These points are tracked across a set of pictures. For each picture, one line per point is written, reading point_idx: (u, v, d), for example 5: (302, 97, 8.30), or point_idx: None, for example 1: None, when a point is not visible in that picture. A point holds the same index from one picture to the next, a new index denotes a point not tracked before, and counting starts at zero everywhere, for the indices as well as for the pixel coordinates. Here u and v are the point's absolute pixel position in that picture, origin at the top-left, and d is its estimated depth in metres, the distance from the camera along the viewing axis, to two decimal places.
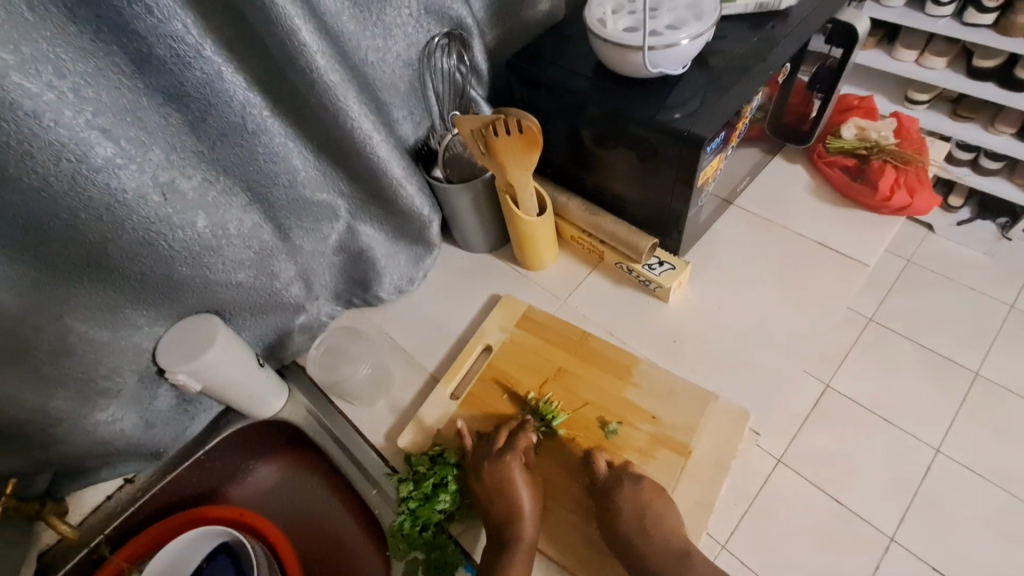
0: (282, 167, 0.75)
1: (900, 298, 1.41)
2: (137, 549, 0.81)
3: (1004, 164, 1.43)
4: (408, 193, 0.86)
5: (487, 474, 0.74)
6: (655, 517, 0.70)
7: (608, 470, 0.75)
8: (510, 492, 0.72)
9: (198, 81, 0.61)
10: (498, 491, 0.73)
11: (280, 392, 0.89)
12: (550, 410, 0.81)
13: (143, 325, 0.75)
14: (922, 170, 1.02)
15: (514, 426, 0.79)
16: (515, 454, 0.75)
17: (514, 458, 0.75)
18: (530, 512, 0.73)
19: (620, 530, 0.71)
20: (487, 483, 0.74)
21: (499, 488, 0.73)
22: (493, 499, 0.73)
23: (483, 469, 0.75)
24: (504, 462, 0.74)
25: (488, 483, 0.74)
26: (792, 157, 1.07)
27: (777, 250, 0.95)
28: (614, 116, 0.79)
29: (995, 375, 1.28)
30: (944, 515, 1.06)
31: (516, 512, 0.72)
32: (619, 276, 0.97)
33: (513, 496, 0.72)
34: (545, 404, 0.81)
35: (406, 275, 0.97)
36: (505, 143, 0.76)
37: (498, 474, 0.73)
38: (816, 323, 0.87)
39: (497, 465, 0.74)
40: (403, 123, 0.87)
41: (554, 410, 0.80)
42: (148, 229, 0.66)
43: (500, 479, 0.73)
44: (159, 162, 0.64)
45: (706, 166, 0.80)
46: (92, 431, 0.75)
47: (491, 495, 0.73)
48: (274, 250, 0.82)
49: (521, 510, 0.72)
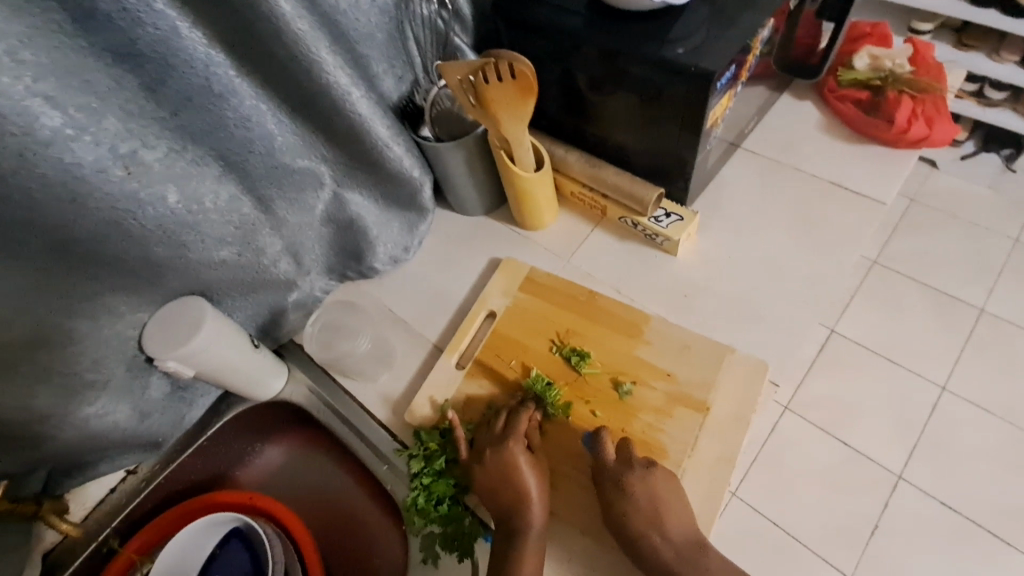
0: (256, 132, 0.69)
1: (905, 238, 1.36)
2: (149, 540, 0.79)
3: (1009, 94, 1.34)
4: (395, 154, 0.81)
5: (491, 462, 0.71)
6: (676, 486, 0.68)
7: (610, 451, 0.70)
8: (518, 480, 0.70)
9: (151, 38, 0.55)
10: (506, 478, 0.70)
11: (279, 372, 0.86)
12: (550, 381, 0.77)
13: (125, 312, 0.70)
14: (939, 99, 0.97)
15: (514, 407, 0.76)
16: (516, 439, 0.72)
17: (517, 442, 0.72)
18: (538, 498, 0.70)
19: (627, 513, 0.67)
20: (491, 472, 0.71)
21: (502, 476, 0.70)
22: (498, 486, 0.70)
23: (485, 455, 0.72)
24: (505, 447, 0.71)
25: (494, 473, 0.71)
26: (801, 94, 1.00)
27: (788, 194, 0.91)
28: (614, 56, 0.72)
29: (1000, 310, 1.25)
30: (949, 451, 1.10)
31: (522, 494, 0.69)
32: (623, 231, 0.92)
33: (517, 481, 0.70)
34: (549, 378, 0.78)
35: (401, 243, 0.93)
36: (497, 91, 0.70)
37: (501, 461, 0.70)
38: (832, 268, 0.83)
39: (499, 451, 0.71)
40: (385, 78, 0.80)
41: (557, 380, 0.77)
42: (114, 207, 0.60)
43: (502, 466, 0.70)
44: (117, 131, 0.57)
45: (716, 107, 0.74)
46: (84, 427, 0.71)
47: (501, 484, 0.70)
48: (256, 224, 0.77)
49: (531, 499, 0.69)
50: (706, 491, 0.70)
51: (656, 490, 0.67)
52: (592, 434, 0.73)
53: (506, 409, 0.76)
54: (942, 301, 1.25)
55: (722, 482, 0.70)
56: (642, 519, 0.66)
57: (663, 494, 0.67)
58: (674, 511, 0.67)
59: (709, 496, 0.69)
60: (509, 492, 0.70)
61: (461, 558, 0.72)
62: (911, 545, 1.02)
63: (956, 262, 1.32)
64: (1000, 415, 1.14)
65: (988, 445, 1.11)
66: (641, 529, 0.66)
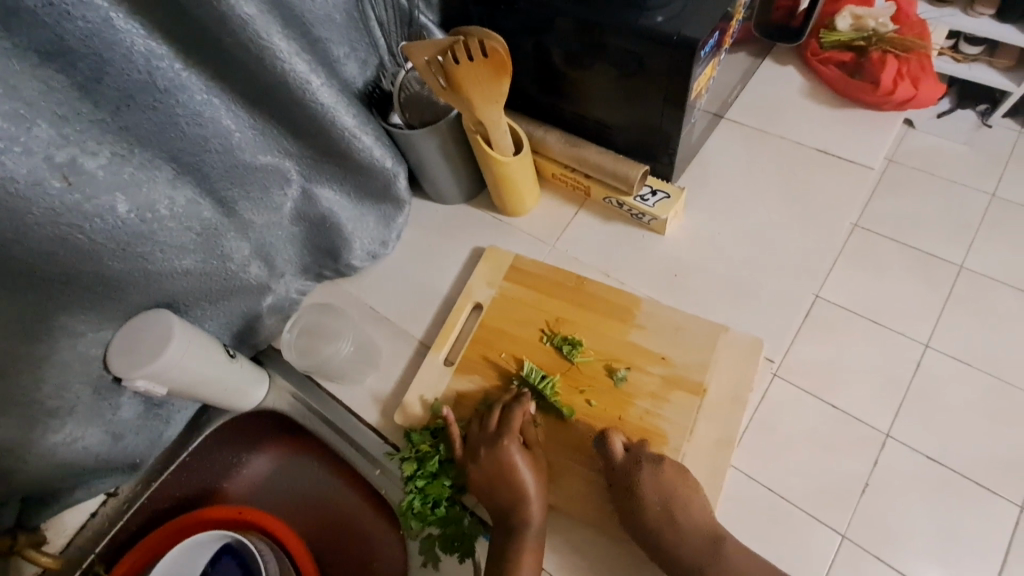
0: (211, 129, 0.64)
1: (886, 199, 1.35)
2: (135, 563, 0.76)
3: (985, 47, 1.34)
4: (365, 145, 0.76)
5: (485, 461, 0.69)
6: (678, 471, 0.67)
7: (611, 441, 0.69)
8: (515, 479, 0.68)
9: (81, 32, 0.49)
10: (503, 478, 0.68)
11: (259, 379, 0.82)
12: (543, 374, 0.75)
13: (85, 332, 0.65)
14: (925, 57, 0.94)
15: (508, 401, 0.73)
16: (511, 436, 0.69)
17: (512, 440, 0.69)
18: (537, 494, 0.68)
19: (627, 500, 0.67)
20: (485, 471, 0.69)
21: (499, 475, 0.68)
22: (495, 485, 0.68)
23: (479, 453, 0.70)
24: (500, 445, 0.69)
25: (489, 472, 0.69)
26: (782, 58, 0.97)
27: (774, 164, 0.88)
28: (592, 29, 0.68)
29: (980, 266, 1.26)
30: (936, 407, 1.11)
31: (520, 491, 0.68)
32: (609, 212, 0.89)
33: (514, 480, 0.68)
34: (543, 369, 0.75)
35: (378, 237, 0.88)
36: (468, 71, 0.65)
37: (497, 460, 0.68)
38: (821, 236, 0.82)
39: (493, 450, 0.69)
40: (347, 63, 0.74)
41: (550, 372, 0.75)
42: (57, 223, 0.55)
43: (498, 465, 0.68)
44: (51, 139, 0.52)
45: (700, 76, 0.71)
46: (52, 455, 0.67)
47: (498, 484, 0.68)
48: (220, 228, 0.72)
49: (528, 495, 0.68)
50: (707, 474, 0.69)
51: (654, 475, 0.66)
52: (600, 437, 0.71)
53: (498, 405, 0.73)
54: (920, 260, 1.24)
55: (723, 464, 0.69)
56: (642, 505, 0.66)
57: (664, 479, 0.67)
58: (674, 495, 0.66)
59: (709, 478, 0.68)
60: (506, 493, 0.68)
61: (463, 558, 0.71)
62: (902, 500, 1.03)
63: (937, 219, 1.31)
64: (984, 369, 1.15)
65: (973, 399, 1.13)
66: (641, 513, 0.66)
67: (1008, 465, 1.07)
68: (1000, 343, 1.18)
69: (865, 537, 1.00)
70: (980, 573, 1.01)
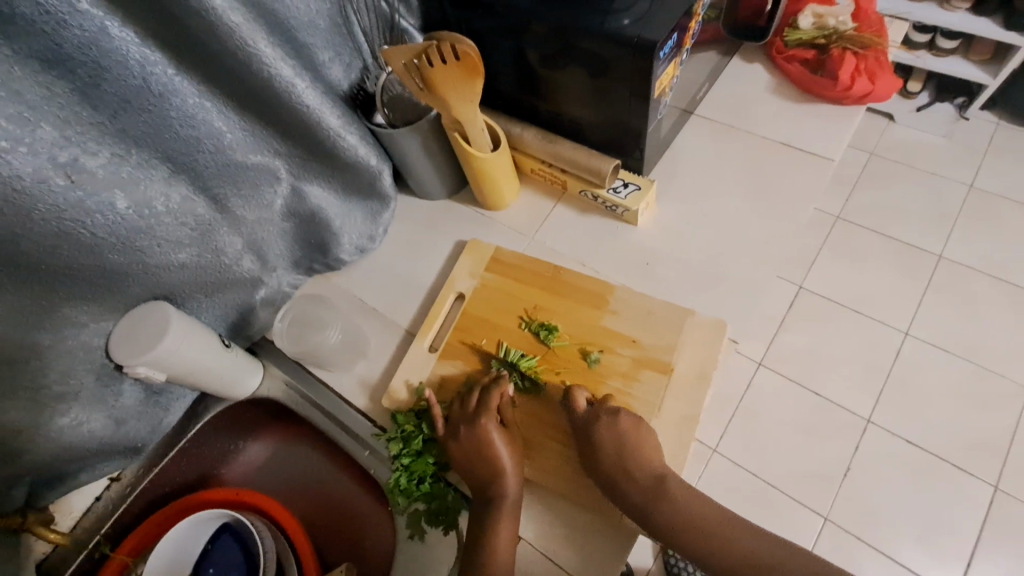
0: (203, 130, 0.68)
1: (865, 192, 1.39)
2: (140, 542, 0.81)
3: (960, 42, 1.36)
4: (350, 143, 0.80)
5: (465, 439, 0.73)
6: (651, 441, 0.71)
7: (587, 409, 0.73)
8: (492, 456, 0.72)
9: (79, 41, 0.53)
10: (481, 454, 0.72)
11: (254, 368, 0.87)
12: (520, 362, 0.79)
13: (87, 322, 0.70)
14: (880, 53, 1.04)
15: (487, 384, 0.78)
16: (489, 414, 0.74)
17: (489, 418, 0.74)
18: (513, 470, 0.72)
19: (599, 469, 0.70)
20: (466, 449, 0.73)
21: (478, 452, 0.72)
22: (475, 463, 0.72)
23: (460, 432, 0.74)
24: (479, 425, 0.73)
25: (469, 450, 0.73)
26: (751, 56, 1.02)
27: (743, 159, 0.93)
28: (561, 31, 0.73)
29: (958, 256, 1.30)
30: (914, 392, 1.17)
31: (498, 467, 0.72)
32: (585, 205, 0.94)
33: (493, 457, 0.72)
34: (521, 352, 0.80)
35: (366, 232, 0.93)
36: (442, 73, 0.69)
37: (476, 438, 0.72)
38: (787, 226, 0.86)
39: (473, 430, 0.73)
40: (332, 67, 0.79)
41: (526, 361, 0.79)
42: (61, 218, 0.60)
43: (477, 442, 0.73)
44: (54, 140, 0.56)
45: (662, 75, 0.75)
46: (58, 438, 0.71)
47: (478, 460, 0.72)
48: (213, 223, 0.77)
49: (506, 470, 0.72)
50: (674, 445, 0.73)
51: (623, 446, 0.70)
52: (566, 396, 0.75)
53: (478, 387, 0.78)
54: (899, 250, 1.31)
55: (689, 436, 0.73)
56: (619, 476, 0.69)
57: (635, 454, 0.70)
58: (646, 463, 0.69)
59: (678, 448, 0.73)
60: (485, 471, 0.72)
61: (447, 531, 0.76)
62: (881, 482, 1.11)
63: (914, 211, 1.36)
64: (960, 354, 1.20)
65: (947, 383, 1.18)
66: (615, 480, 0.69)
67: (978, 445, 1.13)
68: (974, 328, 1.22)
69: (847, 520, 1.09)
70: (954, 549, 1.07)
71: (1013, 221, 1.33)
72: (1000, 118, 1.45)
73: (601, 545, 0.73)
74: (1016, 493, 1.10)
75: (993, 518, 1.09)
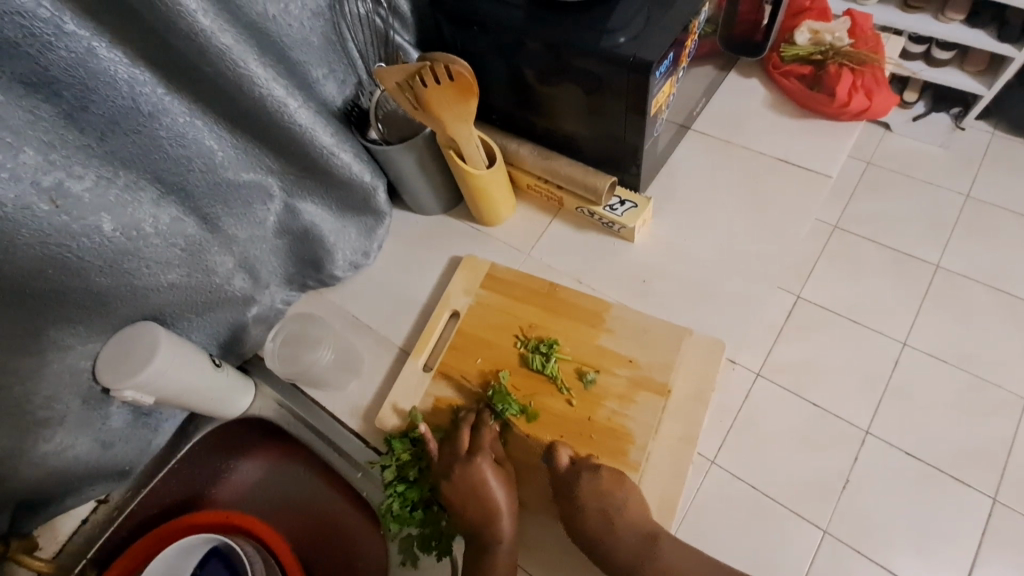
0: (193, 150, 0.67)
1: (863, 200, 1.39)
2: (127, 567, 0.78)
3: (956, 52, 1.37)
4: (344, 161, 0.80)
5: (460, 479, 0.71)
6: None
7: (570, 466, 0.72)
8: (486, 496, 0.70)
9: (65, 63, 0.52)
10: (475, 496, 0.70)
11: (246, 387, 0.86)
12: (502, 395, 0.76)
13: (74, 344, 0.68)
14: (878, 70, 1.04)
15: (474, 421, 0.76)
16: (483, 453, 0.72)
17: (483, 456, 0.72)
18: (508, 510, 0.71)
19: (588, 514, 0.69)
20: (460, 491, 0.71)
21: (471, 493, 0.70)
22: (467, 503, 0.70)
23: (453, 473, 0.72)
24: (472, 464, 0.71)
25: (463, 492, 0.71)
26: (747, 70, 1.01)
27: (739, 173, 0.92)
28: (556, 49, 0.72)
29: (955, 265, 1.30)
30: (913, 404, 1.16)
31: (492, 507, 0.70)
32: (581, 221, 0.93)
33: (486, 496, 0.70)
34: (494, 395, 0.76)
35: (360, 248, 0.92)
36: (436, 93, 0.68)
37: (469, 477, 0.71)
38: (783, 240, 0.86)
39: (467, 469, 0.71)
40: (326, 83, 0.78)
41: (508, 396, 0.76)
42: (46, 243, 0.58)
43: (472, 482, 0.71)
44: (38, 165, 0.55)
45: (658, 92, 0.75)
46: (43, 463, 0.70)
47: (470, 501, 0.70)
48: (204, 243, 0.75)
49: (500, 510, 0.71)
50: (670, 472, 0.72)
51: (605, 493, 0.69)
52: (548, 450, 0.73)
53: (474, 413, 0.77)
54: (897, 259, 1.30)
55: (686, 461, 0.72)
56: (604, 513, 0.68)
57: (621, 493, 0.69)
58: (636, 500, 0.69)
59: (676, 473, 0.72)
60: (477, 517, 0.70)
61: (440, 557, 0.74)
62: (882, 496, 1.09)
63: (911, 220, 1.35)
64: (957, 364, 1.20)
65: (944, 394, 1.17)
66: (602, 522, 0.68)
67: (976, 457, 1.13)
68: (972, 339, 1.22)
69: (848, 533, 1.06)
70: (954, 564, 1.06)
71: (1009, 230, 1.33)
72: (995, 127, 1.45)
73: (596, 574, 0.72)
74: (1014, 504, 1.09)
75: (990, 530, 1.08)
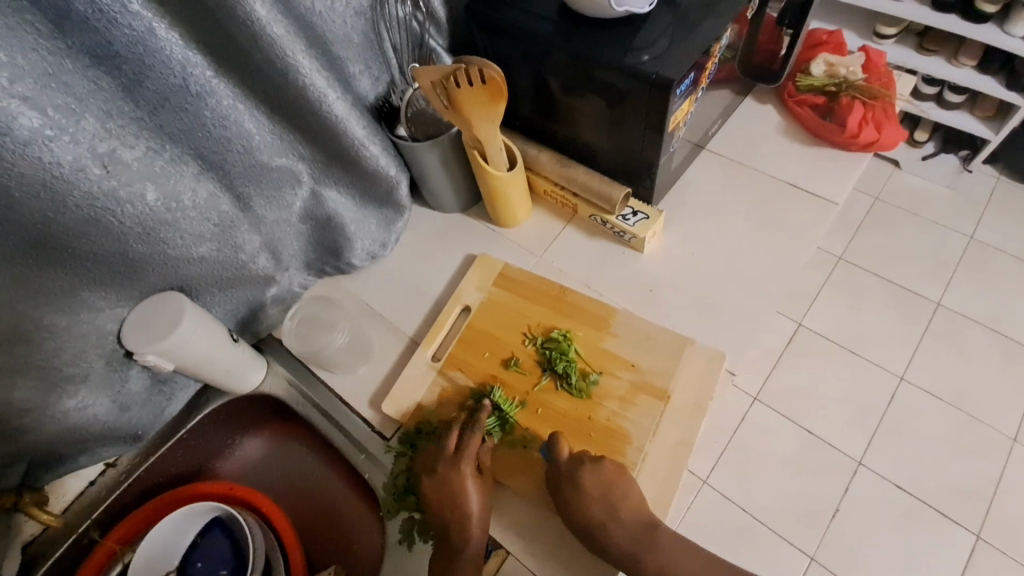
0: (234, 131, 0.71)
1: (869, 234, 1.42)
2: (129, 531, 0.81)
3: (968, 96, 1.39)
4: (373, 153, 0.83)
5: (440, 473, 0.74)
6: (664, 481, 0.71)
7: (571, 458, 0.73)
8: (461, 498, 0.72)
9: (128, 39, 0.56)
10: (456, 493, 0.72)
11: (259, 365, 0.88)
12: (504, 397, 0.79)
13: (103, 307, 0.72)
14: (888, 105, 1.07)
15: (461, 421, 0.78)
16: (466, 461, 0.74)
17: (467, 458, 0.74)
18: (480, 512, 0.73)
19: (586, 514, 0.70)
20: (439, 491, 0.73)
21: (448, 495, 0.73)
22: (442, 502, 0.73)
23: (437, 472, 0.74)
24: (457, 463, 0.74)
25: (440, 491, 0.73)
26: (763, 97, 1.06)
27: (748, 195, 0.96)
28: (582, 62, 0.76)
29: (957, 305, 1.32)
30: (908, 439, 1.18)
31: (465, 512, 0.72)
32: (594, 229, 0.96)
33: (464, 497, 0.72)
34: (513, 369, 0.82)
35: (378, 239, 0.95)
36: (468, 95, 0.72)
37: (451, 473, 0.73)
38: (787, 263, 0.89)
39: (450, 466, 0.74)
40: (361, 79, 0.82)
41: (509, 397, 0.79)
42: (93, 206, 0.62)
43: (451, 483, 0.73)
44: (95, 131, 0.59)
45: (677, 110, 0.78)
46: (63, 418, 0.73)
47: (446, 501, 0.73)
48: (235, 220, 0.79)
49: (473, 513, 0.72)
50: (666, 472, 0.74)
51: (613, 488, 0.71)
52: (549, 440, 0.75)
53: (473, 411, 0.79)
54: (899, 294, 1.33)
55: (681, 462, 0.74)
56: (598, 511, 0.69)
57: (620, 489, 0.71)
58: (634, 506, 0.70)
59: (671, 475, 0.74)
60: (452, 517, 0.72)
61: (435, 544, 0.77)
62: (869, 525, 1.11)
63: (916, 258, 1.38)
64: (951, 402, 1.21)
65: (937, 429, 1.19)
66: (601, 520, 0.69)
67: (966, 494, 1.14)
68: (968, 378, 1.24)
69: (835, 563, 1.09)
70: None
71: (1011, 275, 1.35)
72: (1002, 173, 1.49)
73: (588, 567, 0.73)
74: (1001, 545, 1.10)
75: (974, 567, 1.09)
